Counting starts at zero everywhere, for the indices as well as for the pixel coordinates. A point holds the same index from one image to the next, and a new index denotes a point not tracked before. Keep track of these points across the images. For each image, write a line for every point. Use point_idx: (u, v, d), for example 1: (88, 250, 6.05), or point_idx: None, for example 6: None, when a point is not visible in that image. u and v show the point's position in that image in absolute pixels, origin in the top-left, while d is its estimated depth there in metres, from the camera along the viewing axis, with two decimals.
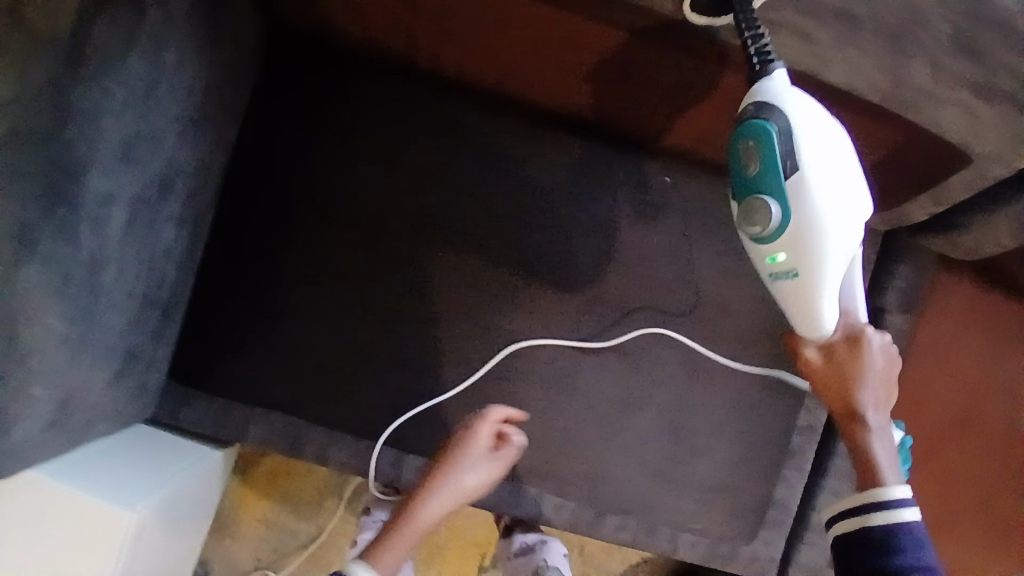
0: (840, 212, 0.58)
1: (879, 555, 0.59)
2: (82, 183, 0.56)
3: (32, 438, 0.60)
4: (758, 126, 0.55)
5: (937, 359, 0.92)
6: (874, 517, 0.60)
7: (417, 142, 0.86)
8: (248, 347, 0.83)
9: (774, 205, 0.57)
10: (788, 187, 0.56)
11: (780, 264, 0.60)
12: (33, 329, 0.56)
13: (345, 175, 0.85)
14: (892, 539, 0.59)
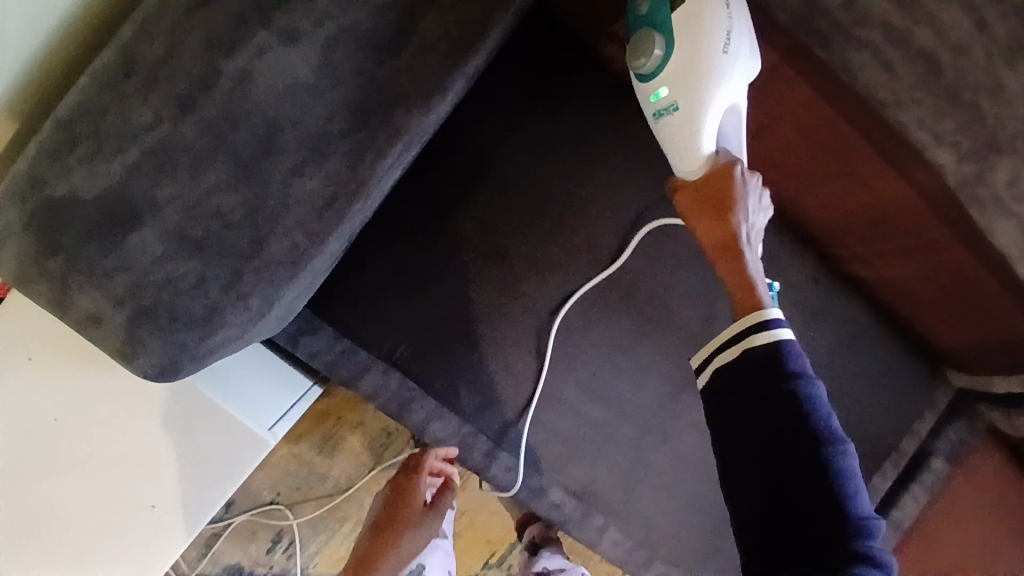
0: (728, 47, 0.57)
1: (778, 379, 0.52)
2: (387, 116, 0.53)
3: (227, 348, 0.55)
4: None
5: (952, 514, 0.96)
6: (756, 339, 0.55)
7: (609, 159, 0.84)
8: (382, 297, 0.80)
9: (652, 34, 0.59)
10: (704, 19, 0.57)
11: (663, 100, 0.60)
12: (280, 242, 0.53)
13: (541, 167, 0.83)
14: (778, 360, 0.53)
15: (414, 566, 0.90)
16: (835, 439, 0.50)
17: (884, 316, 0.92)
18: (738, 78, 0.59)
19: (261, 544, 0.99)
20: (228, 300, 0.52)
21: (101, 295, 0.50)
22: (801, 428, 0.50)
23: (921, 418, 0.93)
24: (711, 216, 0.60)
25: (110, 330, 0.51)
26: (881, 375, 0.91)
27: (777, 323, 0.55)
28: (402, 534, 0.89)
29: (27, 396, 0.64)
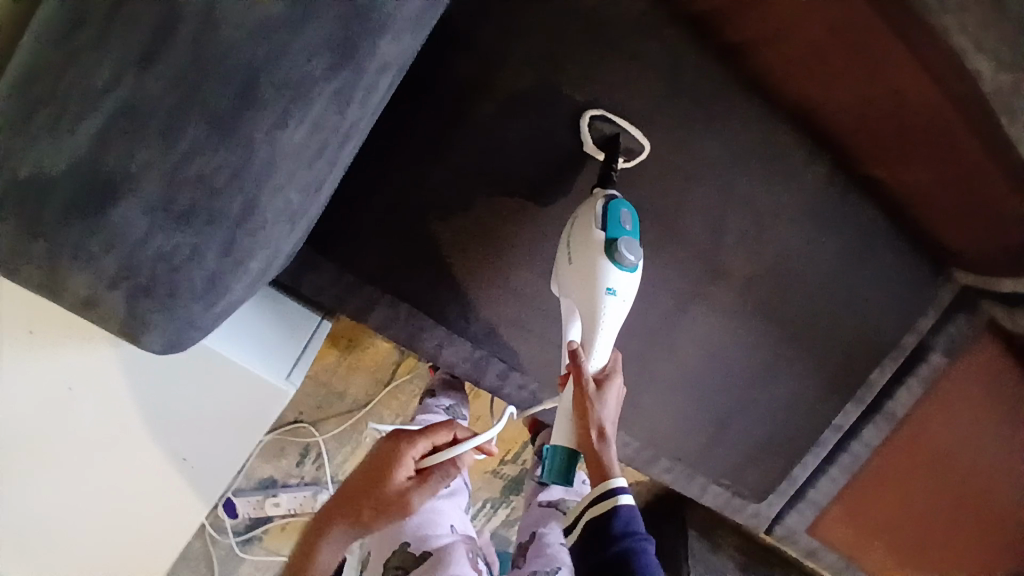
0: (611, 286, 0.70)
1: (615, 536, 0.68)
2: (373, 47, 0.48)
3: (231, 306, 0.56)
4: (614, 209, 0.72)
5: (950, 409, 1.00)
6: (614, 498, 0.69)
7: (615, 64, 0.78)
8: (389, 227, 0.78)
9: (631, 250, 0.70)
10: (601, 257, 0.70)
11: (608, 291, 0.70)
12: (273, 200, 0.51)
13: (541, 79, 0.78)
14: (619, 522, 0.68)
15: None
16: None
17: (895, 216, 0.91)
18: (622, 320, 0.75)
19: (290, 458, 1.04)
20: (226, 267, 0.52)
21: (89, 278, 0.48)
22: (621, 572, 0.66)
23: (924, 313, 0.96)
24: (580, 387, 0.71)
25: (112, 308, 0.50)
26: (884, 270, 0.93)
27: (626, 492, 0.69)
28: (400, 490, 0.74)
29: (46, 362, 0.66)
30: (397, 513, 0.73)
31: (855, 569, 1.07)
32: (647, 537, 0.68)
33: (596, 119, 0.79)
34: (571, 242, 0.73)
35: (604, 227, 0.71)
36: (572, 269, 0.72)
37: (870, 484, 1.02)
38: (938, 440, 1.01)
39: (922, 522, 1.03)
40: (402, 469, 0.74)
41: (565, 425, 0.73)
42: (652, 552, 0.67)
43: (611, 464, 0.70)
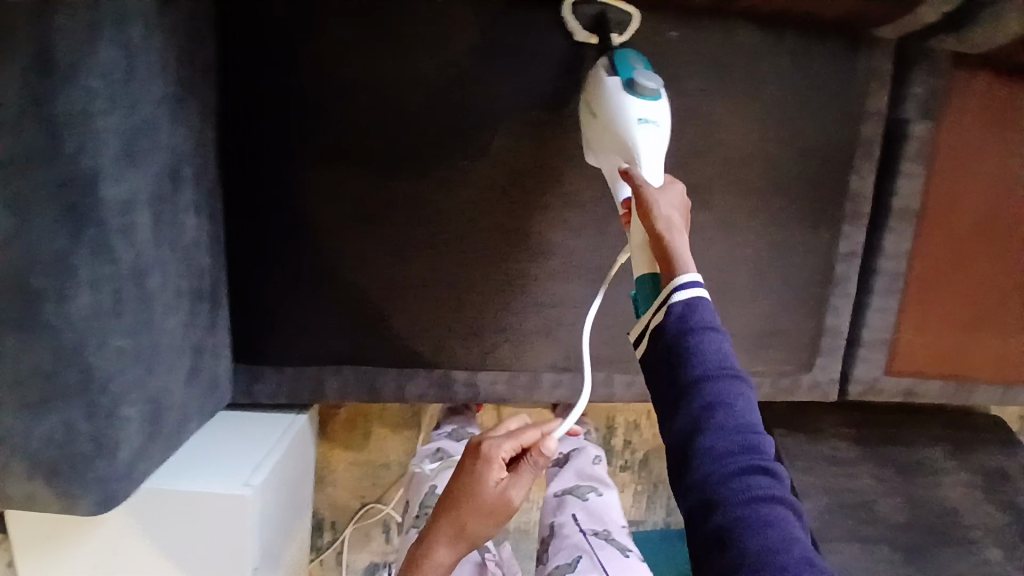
0: (641, 116, 0.68)
1: (669, 334, 0.58)
2: (96, 196, 0.53)
3: (138, 455, 0.61)
4: (621, 56, 0.72)
5: (956, 161, 0.89)
6: (679, 290, 0.59)
7: (410, 52, 0.75)
8: (294, 310, 0.80)
9: (652, 83, 0.70)
10: (624, 95, 0.70)
11: (642, 117, 0.69)
12: (103, 355, 0.56)
13: (351, 111, 0.75)
14: (682, 315, 0.58)
15: (426, 489, 0.92)
16: (708, 378, 0.56)
17: (774, 21, 0.81)
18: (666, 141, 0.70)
19: (379, 537, 1.08)
20: (99, 421, 0.57)
21: (15, 477, 0.57)
22: (678, 387, 0.57)
23: (870, 93, 0.85)
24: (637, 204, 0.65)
25: (46, 495, 0.58)
26: (794, 78, 0.83)
27: (694, 285, 0.59)
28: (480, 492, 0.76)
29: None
30: (495, 513, 0.76)
31: (953, 377, 0.96)
32: (719, 331, 0.57)
33: (578, 3, 0.76)
34: (590, 98, 0.73)
35: (615, 70, 0.71)
36: (599, 118, 0.71)
37: (917, 286, 0.91)
38: (961, 198, 0.90)
39: (1006, 304, 0.94)
40: (493, 467, 0.77)
41: (640, 253, 0.64)
42: (722, 345, 0.57)
43: (678, 255, 0.60)
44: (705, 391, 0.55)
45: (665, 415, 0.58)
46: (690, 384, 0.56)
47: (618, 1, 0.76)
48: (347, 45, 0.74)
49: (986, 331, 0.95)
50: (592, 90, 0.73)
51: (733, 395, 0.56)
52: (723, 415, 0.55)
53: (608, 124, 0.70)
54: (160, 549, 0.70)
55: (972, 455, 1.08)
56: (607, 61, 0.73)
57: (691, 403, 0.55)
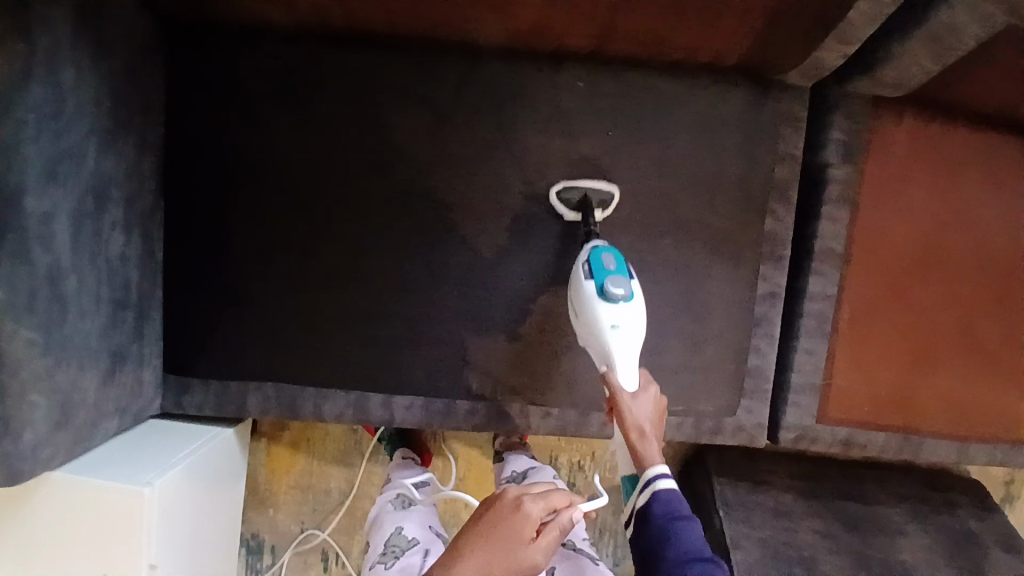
0: (611, 323, 0.75)
1: (651, 525, 0.72)
2: (19, 206, 0.62)
3: (43, 441, 0.68)
4: (597, 258, 0.78)
5: (887, 202, 0.88)
6: (658, 483, 0.72)
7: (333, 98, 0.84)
8: (223, 328, 0.87)
9: (623, 290, 0.76)
10: (596, 303, 0.76)
11: (610, 329, 0.75)
12: (14, 344, 0.63)
13: (283, 150, 0.85)
14: (657, 528, 0.71)
15: (392, 530, 0.86)
16: (686, 559, 0.68)
17: (683, 67, 0.84)
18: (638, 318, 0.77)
19: (317, 566, 1.09)
20: (6, 403, 0.63)
21: None
22: (657, 549, 0.70)
23: (783, 137, 0.87)
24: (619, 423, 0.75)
25: None
26: (703, 121, 0.86)
27: (667, 479, 0.72)
28: (513, 551, 0.68)
29: None
30: (520, 572, 0.69)
31: (894, 426, 0.92)
32: (693, 522, 0.71)
33: (560, 192, 0.87)
34: (572, 297, 0.79)
35: (591, 274, 0.77)
36: (580, 318, 0.78)
37: (848, 330, 0.89)
38: (893, 239, 0.88)
39: (952, 350, 0.90)
40: (530, 526, 0.70)
41: (623, 454, 0.76)
42: (697, 536, 0.71)
43: (649, 458, 0.73)
44: (686, 568, 0.68)
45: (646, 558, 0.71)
46: (674, 563, 0.69)
47: (597, 184, 0.86)
48: (280, 93, 0.84)
49: (932, 379, 0.91)
50: (572, 280, 0.79)
51: (706, 565, 0.68)
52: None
53: (585, 321, 0.78)
54: (62, 540, 0.73)
55: (941, 518, 1.00)
56: (584, 269, 0.78)
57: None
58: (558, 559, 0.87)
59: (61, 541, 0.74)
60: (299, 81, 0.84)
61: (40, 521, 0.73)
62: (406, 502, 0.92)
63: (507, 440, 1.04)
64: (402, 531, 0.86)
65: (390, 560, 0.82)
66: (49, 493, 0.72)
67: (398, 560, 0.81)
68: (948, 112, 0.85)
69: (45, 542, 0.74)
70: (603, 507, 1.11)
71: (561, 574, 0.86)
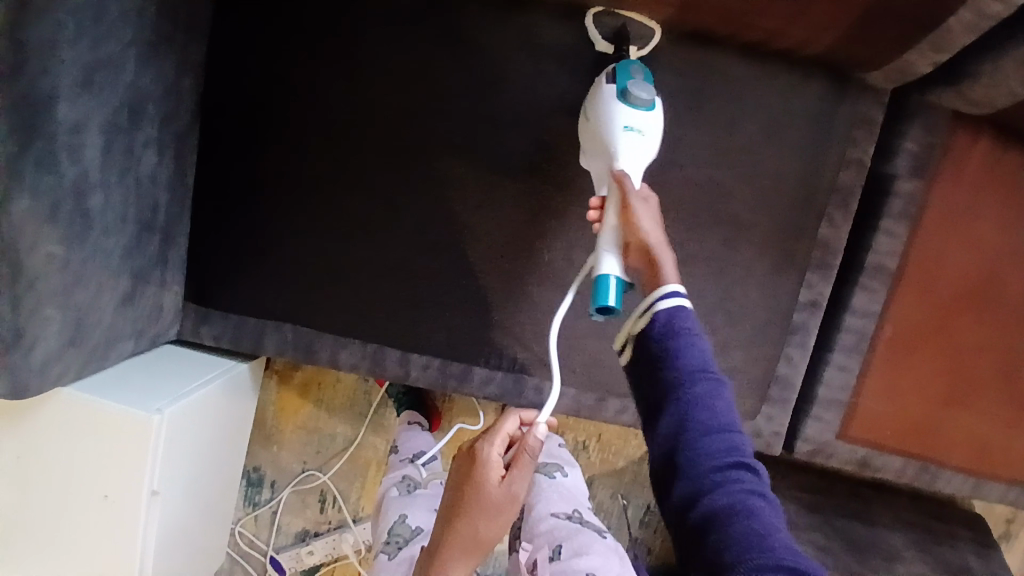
0: (628, 124, 0.69)
1: (653, 347, 0.57)
2: (51, 113, 0.57)
3: (54, 356, 0.66)
4: (624, 68, 0.72)
5: (951, 226, 0.83)
6: (666, 293, 0.59)
7: (386, 37, 0.79)
8: (247, 262, 0.84)
9: (647, 95, 0.70)
10: (615, 106, 0.71)
11: (629, 126, 0.69)
12: (33, 257, 0.60)
13: (327, 83, 0.80)
14: (660, 327, 0.57)
15: (396, 518, 0.86)
16: (691, 384, 0.55)
17: (760, 52, 0.79)
18: (654, 128, 0.71)
19: (314, 507, 1.10)
20: (23, 317, 0.61)
21: None
22: (661, 381, 0.56)
23: (854, 142, 0.82)
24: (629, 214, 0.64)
25: None
26: (773, 114, 0.81)
27: (681, 292, 0.59)
28: (484, 499, 0.72)
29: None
30: (505, 512, 0.73)
31: (915, 455, 0.90)
32: (703, 336, 0.57)
33: (600, 16, 0.78)
34: (587, 106, 0.74)
35: (614, 80, 0.72)
36: (591, 124, 0.73)
37: (887, 351, 0.86)
38: (949, 265, 0.84)
39: (990, 388, 0.87)
40: (492, 469, 0.73)
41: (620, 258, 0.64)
42: (705, 350, 0.57)
43: (666, 271, 0.61)
44: (689, 391, 0.55)
45: (649, 405, 0.57)
46: (675, 386, 0.55)
47: (641, 18, 0.77)
48: (331, 23, 0.79)
49: (960, 414, 0.88)
50: (590, 91, 0.74)
51: (716, 397, 0.55)
52: (708, 420, 0.54)
53: (600, 127, 0.71)
54: (72, 454, 0.73)
55: (940, 550, 0.99)
56: (606, 77, 0.73)
57: (676, 411, 0.54)
58: (566, 538, 0.85)
59: (69, 456, 0.73)
60: (353, 14, 0.79)
61: (53, 433, 0.73)
62: (411, 485, 0.91)
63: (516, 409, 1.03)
64: (407, 520, 0.85)
65: (394, 550, 0.83)
66: (62, 401, 0.72)
67: (403, 551, 0.82)
68: None
69: (55, 454, 0.74)
70: (602, 490, 1.11)
71: (567, 552, 0.83)
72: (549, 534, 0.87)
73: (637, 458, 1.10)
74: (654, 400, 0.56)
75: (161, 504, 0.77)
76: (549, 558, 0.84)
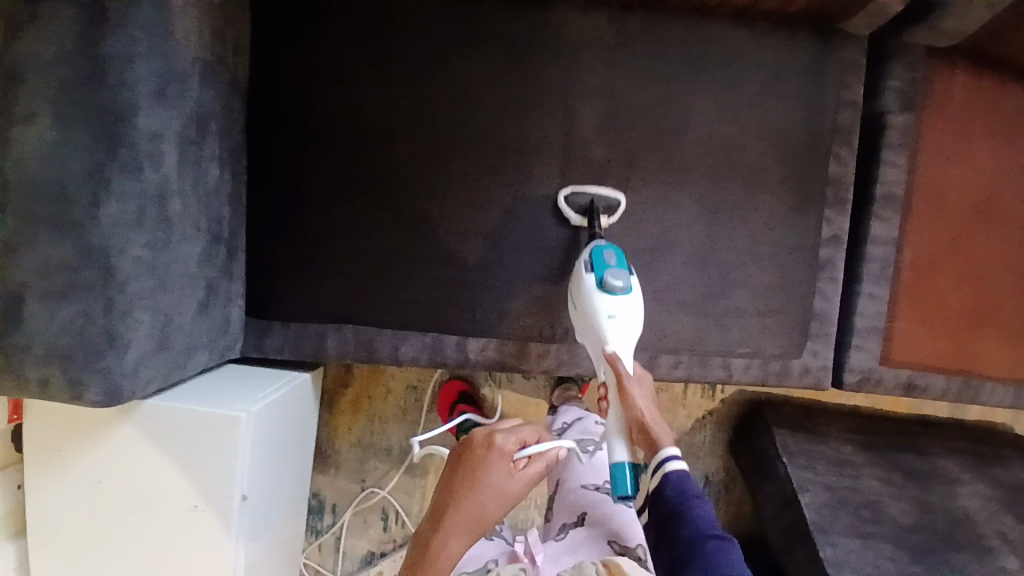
0: (609, 313, 0.76)
1: (665, 512, 0.67)
2: (133, 123, 0.63)
3: (145, 361, 0.69)
4: (597, 252, 0.79)
5: (946, 150, 0.90)
6: (669, 484, 0.68)
7: (411, 45, 0.86)
8: (302, 271, 0.88)
9: (622, 281, 0.77)
10: (595, 294, 0.77)
11: (609, 317, 0.76)
12: (124, 260, 0.64)
13: (362, 95, 0.87)
14: (669, 496, 0.67)
15: None
16: (707, 539, 0.63)
17: (749, 17, 0.87)
18: (635, 316, 0.77)
19: (376, 526, 1.10)
20: (117, 317, 0.64)
21: (31, 362, 0.63)
22: (678, 543, 0.65)
23: (846, 86, 0.90)
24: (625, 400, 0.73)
25: (58, 383, 0.64)
26: (770, 71, 0.89)
27: (679, 460, 0.69)
28: (494, 486, 0.74)
29: (84, 468, 0.74)
30: (501, 502, 0.75)
31: (955, 372, 0.94)
32: (705, 498, 0.67)
33: (570, 194, 0.90)
34: (573, 293, 0.80)
35: (591, 268, 0.78)
36: (578, 311, 0.79)
37: (911, 273, 0.91)
38: (952, 187, 0.91)
39: (1011, 298, 0.93)
40: (506, 460, 0.75)
41: (621, 439, 0.73)
42: (709, 512, 0.66)
43: (662, 440, 0.70)
44: (706, 545, 0.63)
45: (673, 566, 0.65)
46: (691, 544, 0.64)
47: (605, 189, 0.89)
48: (360, 39, 0.86)
49: (990, 325, 0.93)
50: (573, 274, 0.80)
51: (729, 551, 0.63)
52: (726, 561, 0.62)
53: (584, 306, 0.78)
54: (162, 463, 0.74)
55: (994, 470, 1.02)
56: (584, 256, 0.79)
57: (694, 559, 0.62)
58: (591, 506, 0.87)
59: (158, 466, 0.74)
60: (379, 28, 0.86)
61: (144, 443, 0.73)
62: None
63: (565, 393, 1.06)
64: None
65: None
66: (144, 416, 0.73)
67: None
68: (1002, 65, 0.89)
69: (144, 466, 0.74)
70: None
71: (589, 520, 0.86)
72: (575, 503, 0.89)
73: (690, 429, 1.12)
74: (676, 556, 0.64)
75: (248, 511, 0.77)
76: (572, 523, 0.87)
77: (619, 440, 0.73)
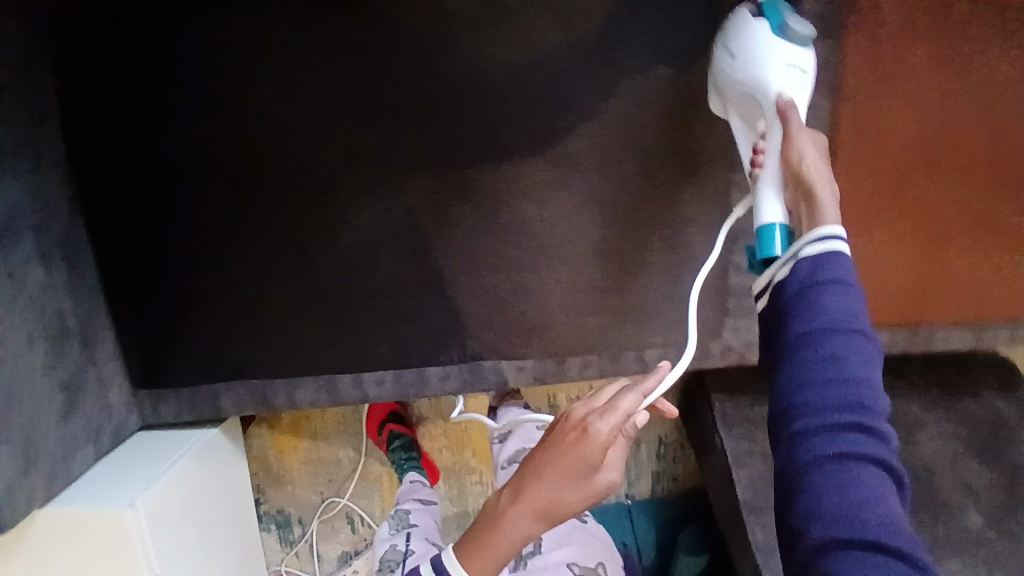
0: (789, 61, 0.65)
1: (785, 298, 0.54)
2: None
3: (10, 485, 0.69)
4: (767, 4, 0.67)
5: (879, 80, 0.75)
6: (820, 236, 0.54)
7: (227, 74, 0.74)
8: (178, 338, 0.84)
9: (805, 30, 0.65)
10: (771, 37, 0.65)
11: (789, 65, 0.65)
12: None
13: (187, 139, 0.76)
14: (800, 267, 0.54)
15: None
16: (831, 329, 0.51)
17: None
18: (807, 71, 0.66)
19: (344, 529, 1.13)
20: None
21: None
22: (788, 329, 0.53)
23: None
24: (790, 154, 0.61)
25: None
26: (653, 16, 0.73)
27: (836, 238, 0.53)
28: (582, 476, 0.64)
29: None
30: (591, 494, 0.65)
31: (902, 325, 0.85)
32: (847, 283, 0.52)
33: None
34: (724, 39, 0.69)
35: (761, 13, 0.66)
36: (732, 60, 0.68)
37: (845, 229, 0.80)
38: (889, 123, 0.76)
39: (964, 236, 0.81)
40: (592, 450, 0.63)
41: (773, 199, 0.60)
42: (849, 302, 0.52)
43: (827, 209, 0.56)
44: (820, 333, 0.51)
45: (772, 356, 0.54)
46: (799, 336, 0.52)
47: None
48: (167, 76, 0.74)
49: (943, 269, 0.83)
50: (731, 20, 0.69)
51: (858, 358, 0.50)
52: (843, 367, 0.50)
53: (744, 54, 0.66)
54: (72, 561, 0.77)
55: (962, 406, 0.95)
56: (748, 6, 0.68)
57: (797, 354, 0.51)
58: (546, 528, 0.85)
59: (73, 564, 0.77)
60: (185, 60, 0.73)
61: (52, 547, 0.76)
62: None
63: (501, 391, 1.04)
64: None
65: None
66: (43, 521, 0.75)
67: None
68: None
69: (60, 565, 0.77)
70: None
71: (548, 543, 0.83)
72: None
73: None
74: (777, 345, 0.53)
75: None
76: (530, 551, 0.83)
77: (771, 200, 0.60)
